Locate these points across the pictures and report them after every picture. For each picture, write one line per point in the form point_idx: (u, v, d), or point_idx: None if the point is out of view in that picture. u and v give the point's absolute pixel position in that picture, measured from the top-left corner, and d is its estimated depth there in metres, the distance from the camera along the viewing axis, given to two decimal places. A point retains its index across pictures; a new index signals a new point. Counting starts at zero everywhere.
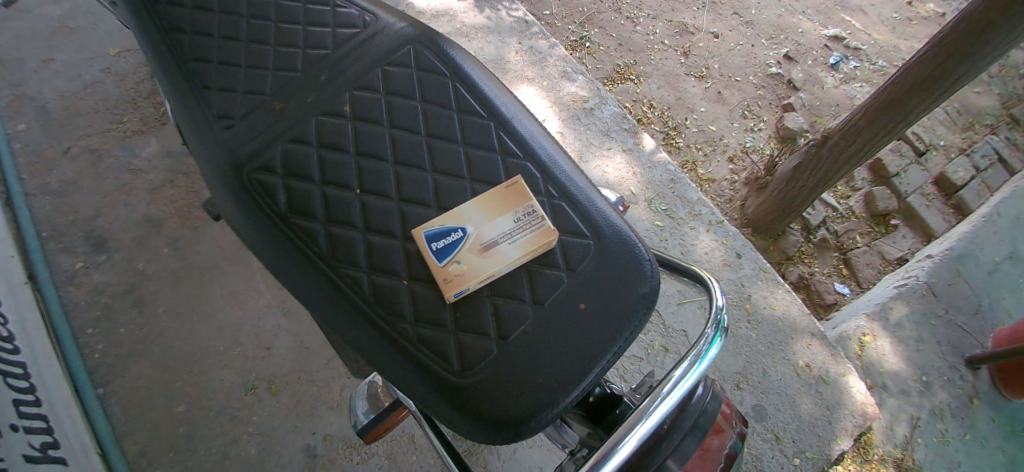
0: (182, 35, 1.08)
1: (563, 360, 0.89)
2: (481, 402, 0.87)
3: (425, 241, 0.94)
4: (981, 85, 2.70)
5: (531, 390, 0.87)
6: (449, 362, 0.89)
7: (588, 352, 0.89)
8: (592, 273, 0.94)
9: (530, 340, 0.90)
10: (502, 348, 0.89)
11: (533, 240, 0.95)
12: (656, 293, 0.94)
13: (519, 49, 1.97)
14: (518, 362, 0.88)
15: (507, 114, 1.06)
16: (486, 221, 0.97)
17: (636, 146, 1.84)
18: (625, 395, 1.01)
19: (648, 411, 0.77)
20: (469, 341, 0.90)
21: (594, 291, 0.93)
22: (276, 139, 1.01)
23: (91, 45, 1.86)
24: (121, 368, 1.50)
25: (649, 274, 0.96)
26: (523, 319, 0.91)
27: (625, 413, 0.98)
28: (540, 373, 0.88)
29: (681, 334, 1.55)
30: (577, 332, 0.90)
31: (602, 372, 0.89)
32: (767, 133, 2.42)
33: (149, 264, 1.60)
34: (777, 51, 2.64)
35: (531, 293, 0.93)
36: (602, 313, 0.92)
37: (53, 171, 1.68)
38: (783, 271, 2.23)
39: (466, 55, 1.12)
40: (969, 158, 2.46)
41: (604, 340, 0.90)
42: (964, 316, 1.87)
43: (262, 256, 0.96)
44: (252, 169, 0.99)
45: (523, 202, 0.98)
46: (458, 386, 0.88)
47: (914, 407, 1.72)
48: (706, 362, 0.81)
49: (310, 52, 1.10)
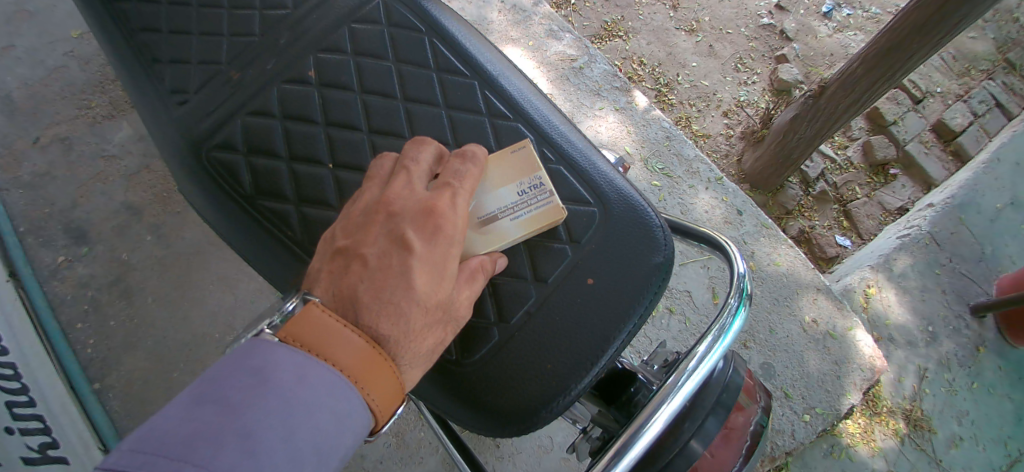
0: (127, 4, 1.01)
1: (573, 341, 0.84)
2: (484, 390, 0.83)
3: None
4: (976, 30, 2.62)
5: (538, 376, 0.83)
6: (445, 350, 0.85)
7: (599, 333, 0.84)
8: (597, 245, 0.89)
9: (535, 320, 0.85)
10: (503, 332, 0.85)
11: (536, 217, 0.88)
12: (671, 262, 0.89)
13: (502, 8, 1.88)
14: (525, 347, 0.84)
15: (491, 71, 0.99)
16: (484, 191, 0.88)
17: (629, 104, 1.77)
18: (640, 372, 0.94)
19: (671, 391, 0.73)
20: (467, 325, 0.86)
21: (603, 264, 0.88)
22: (235, 113, 0.96)
23: (52, 28, 1.78)
24: (115, 362, 1.46)
25: (662, 242, 0.90)
26: (525, 298, 0.86)
27: (641, 392, 0.92)
28: (548, 358, 0.83)
29: (686, 295, 1.51)
30: (588, 307, 0.85)
31: (616, 351, 0.84)
32: (761, 86, 2.35)
33: (132, 253, 1.55)
34: (768, 1, 2.56)
35: (531, 270, 0.88)
36: (614, 286, 0.87)
37: (25, 163, 1.63)
38: (783, 226, 2.19)
39: (442, 7, 1.05)
40: (966, 104, 2.40)
41: (615, 318, 0.85)
42: (968, 264, 1.84)
43: (228, 242, 0.92)
44: (212, 148, 0.94)
45: (528, 173, 0.89)
46: (458, 375, 0.84)
47: (921, 358, 1.70)
48: (731, 336, 0.77)
49: (268, 14, 1.03)
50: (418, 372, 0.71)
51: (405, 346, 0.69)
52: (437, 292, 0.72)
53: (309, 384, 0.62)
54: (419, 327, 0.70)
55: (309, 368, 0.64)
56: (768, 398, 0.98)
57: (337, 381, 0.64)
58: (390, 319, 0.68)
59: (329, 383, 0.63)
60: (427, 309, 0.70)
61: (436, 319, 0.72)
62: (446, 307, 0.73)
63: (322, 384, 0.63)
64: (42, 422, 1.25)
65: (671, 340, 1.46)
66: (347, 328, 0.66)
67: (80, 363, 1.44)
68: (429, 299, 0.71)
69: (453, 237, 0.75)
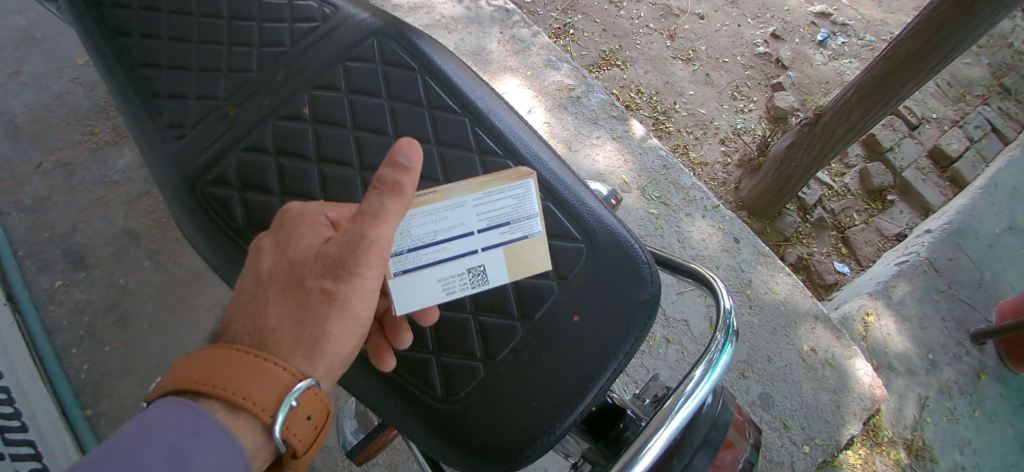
0: (129, 38, 1.03)
1: (558, 379, 0.87)
2: (471, 427, 0.86)
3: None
4: (970, 56, 2.67)
5: (525, 413, 0.86)
6: (432, 387, 0.88)
7: (584, 370, 0.87)
8: (584, 281, 0.93)
9: (522, 357, 0.89)
10: (489, 369, 0.89)
11: None
12: (656, 298, 0.92)
13: (501, 39, 1.91)
14: (510, 383, 0.88)
15: (483, 108, 1.00)
16: None
17: (626, 133, 1.79)
18: (629, 407, 0.96)
19: (659, 425, 0.73)
20: (454, 362, 0.90)
21: (589, 301, 0.92)
22: (231, 148, 0.98)
23: (57, 55, 1.80)
24: (108, 388, 1.44)
25: (649, 278, 0.93)
26: (512, 336, 0.90)
27: (629, 428, 0.93)
28: (534, 396, 0.86)
29: (683, 324, 1.51)
30: (573, 344, 0.89)
31: (602, 387, 0.87)
32: (757, 113, 2.37)
33: (129, 279, 1.55)
34: (764, 30, 2.61)
35: (519, 307, 0.92)
36: (599, 323, 0.90)
37: (26, 188, 1.63)
38: (782, 253, 2.17)
39: (435, 45, 1.07)
40: (962, 130, 2.42)
41: (600, 356, 0.88)
42: (967, 290, 1.84)
43: (222, 276, 0.92)
44: (207, 182, 0.96)
45: None
46: (444, 413, 0.87)
47: (922, 386, 1.69)
48: (719, 370, 0.77)
49: (265, 50, 1.05)
50: (296, 339, 0.66)
51: (267, 318, 0.66)
52: (277, 259, 0.69)
53: (149, 425, 0.58)
54: (268, 300, 0.67)
55: (165, 408, 0.60)
56: (758, 435, 0.96)
57: (184, 415, 0.59)
58: (242, 300, 0.68)
59: (175, 419, 0.59)
60: (272, 281, 0.68)
61: (285, 282, 0.67)
62: (292, 263, 0.68)
63: (167, 423, 0.59)
64: (33, 447, 1.29)
65: (667, 371, 1.45)
66: (211, 349, 0.63)
67: (73, 390, 1.42)
68: (269, 266, 0.69)
69: (288, 218, 0.73)
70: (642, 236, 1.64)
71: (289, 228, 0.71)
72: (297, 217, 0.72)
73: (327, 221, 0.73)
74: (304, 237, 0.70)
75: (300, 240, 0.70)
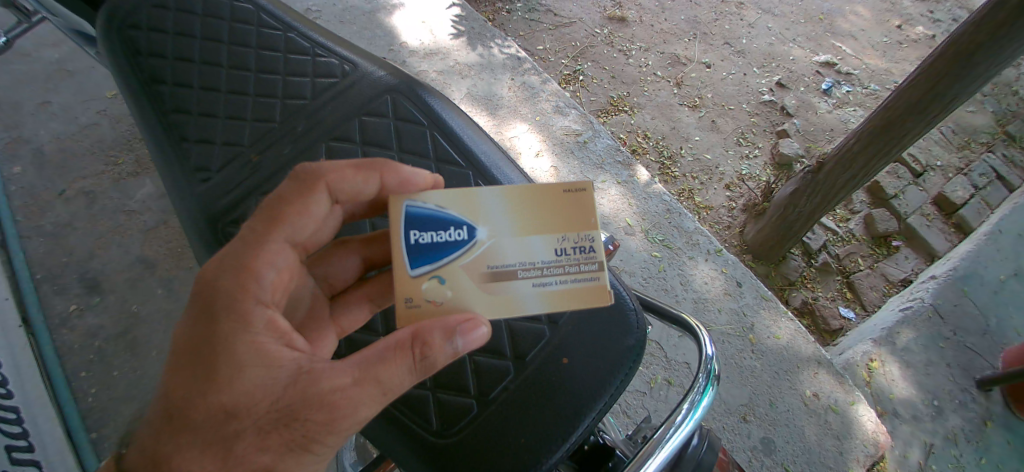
0: (163, 86, 1.10)
1: (544, 418, 0.90)
2: (462, 463, 0.88)
3: (402, 215, 0.77)
4: (974, 105, 2.75)
5: (512, 450, 0.88)
6: (427, 422, 0.92)
7: (570, 409, 0.90)
8: (574, 326, 0.96)
9: (512, 396, 0.92)
10: (481, 406, 0.92)
11: (566, 293, 0.77)
12: (642, 345, 0.96)
13: (511, 85, 1.99)
14: (499, 420, 0.91)
15: (486, 162, 1.05)
16: (514, 238, 0.77)
17: (631, 178, 1.83)
18: (617, 447, 0.99)
19: (649, 454, 0.78)
20: (449, 399, 0.93)
21: (578, 344, 0.95)
22: (252, 193, 1.04)
23: (90, 89, 1.90)
24: (114, 412, 1.45)
25: (635, 325, 0.97)
26: (505, 376, 0.94)
27: (618, 465, 0.95)
28: (521, 433, 0.89)
29: (684, 366, 1.52)
30: (561, 386, 0.92)
31: (588, 427, 0.90)
32: (762, 159, 2.42)
33: (143, 305, 1.58)
34: (769, 78, 2.69)
35: (512, 348, 0.96)
36: (585, 366, 0.93)
37: (49, 213, 1.69)
38: (786, 297, 2.19)
39: (445, 102, 1.13)
40: (966, 177, 2.46)
41: (587, 396, 0.91)
42: (972, 337, 1.85)
43: None
44: (228, 223, 1.01)
45: (577, 230, 0.77)
46: (436, 446, 0.90)
47: (926, 434, 1.68)
48: (700, 411, 0.82)
49: (288, 102, 1.12)
50: None
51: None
52: (211, 392, 0.67)
53: None
54: (191, 447, 0.66)
55: None
56: None
57: None
58: (173, 432, 0.67)
59: None
60: (205, 421, 0.67)
61: (221, 430, 0.67)
62: (229, 409, 0.67)
63: None
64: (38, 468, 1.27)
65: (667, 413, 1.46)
66: None
67: (80, 412, 1.43)
68: (206, 401, 0.67)
69: (221, 321, 0.70)
70: (644, 278, 1.68)
71: (232, 350, 0.69)
72: (241, 328, 0.70)
73: (268, 327, 0.72)
74: (253, 366, 0.69)
75: (249, 371, 0.68)
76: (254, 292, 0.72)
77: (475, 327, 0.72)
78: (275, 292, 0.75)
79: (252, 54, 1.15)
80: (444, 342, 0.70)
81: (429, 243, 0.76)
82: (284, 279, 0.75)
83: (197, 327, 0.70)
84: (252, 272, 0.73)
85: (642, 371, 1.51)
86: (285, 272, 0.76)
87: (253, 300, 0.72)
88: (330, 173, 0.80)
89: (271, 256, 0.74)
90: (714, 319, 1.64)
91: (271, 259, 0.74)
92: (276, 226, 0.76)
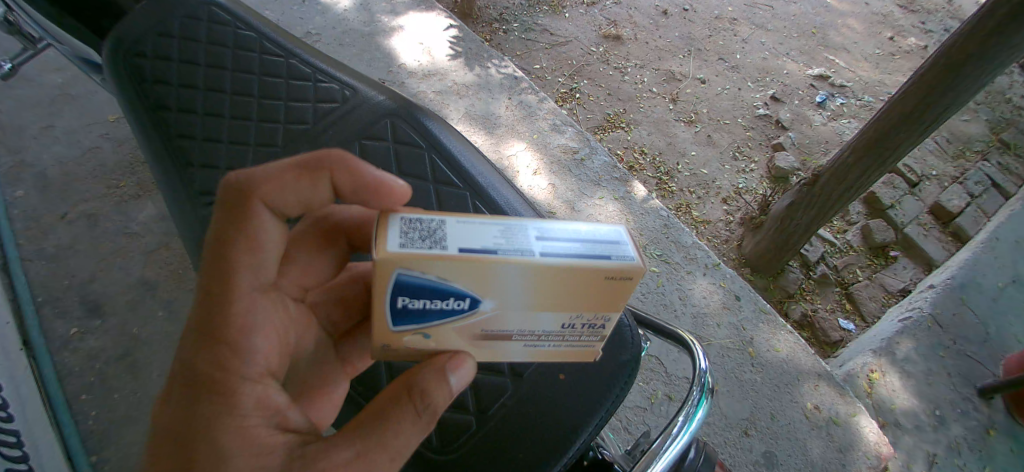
0: (168, 112, 1.11)
1: (542, 433, 0.91)
2: None
3: (391, 282, 0.64)
4: (968, 114, 2.79)
5: (512, 465, 0.89)
6: (428, 438, 0.93)
7: (568, 424, 0.91)
8: None
9: (510, 413, 0.93)
10: (480, 423, 0.93)
11: (559, 352, 0.76)
12: (638, 358, 0.96)
13: (508, 104, 2.02)
14: (498, 436, 0.92)
15: (484, 183, 1.06)
16: (523, 310, 0.69)
17: (628, 194, 1.85)
18: (617, 462, 0.99)
19: (648, 464, 0.79)
20: (448, 415, 0.94)
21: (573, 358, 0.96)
22: None
23: (91, 113, 1.93)
24: (114, 435, 1.44)
25: (631, 340, 0.98)
26: (502, 392, 0.95)
27: None
28: (520, 448, 0.90)
29: (684, 381, 1.53)
30: (558, 402, 0.93)
31: (587, 440, 0.90)
32: (758, 173, 2.44)
33: (144, 328, 1.59)
34: (763, 92, 2.73)
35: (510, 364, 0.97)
36: (581, 381, 0.94)
37: (51, 235, 1.70)
38: (786, 310, 2.19)
39: (443, 125, 1.15)
40: (962, 186, 2.48)
41: (584, 411, 0.92)
42: (973, 345, 1.86)
43: None
44: None
45: (596, 309, 0.71)
46: (437, 462, 0.91)
47: (929, 444, 1.68)
48: (696, 422, 0.83)
49: (291, 127, 1.14)
50: None
51: None
52: None
53: None
54: None
55: None
56: None
57: None
58: None
59: None
60: None
61: None
62: None
63: None
64: None
65: None
66: None
67: (81, 436, 1.41)
68: None
69: (205, 402, 0.65)
70: (643, 294, 1.69)
71: (219, 437, 0.63)
72: (227, 411, 0.64)
73: (256, 407, 0.66)
74: (241, 453, 0.63)
75: (237, 460, 0.62)
76: (240, 368, 0.67)
77: (461, 362, 0.72)
78: (266, 362, 0.70)
79: (255, 81, 1.17)
80: (441, 383, 0.70)
81: (418, 307, 0.68)
82: (273, 344, 0.71)
83: (179, 414, 0.65)
84: (235, 342, 0.68)
85: (642, 388, 1.51)
86: (266, 335, 0.70)
87: (239, 376, 0.66)
88: (263, 186, 0.72)
89: (250, 320, 0.69)
90: (713, 334, 1.64)
91: (250, 324, 0.69)
92: (225, 272, 0.69)
